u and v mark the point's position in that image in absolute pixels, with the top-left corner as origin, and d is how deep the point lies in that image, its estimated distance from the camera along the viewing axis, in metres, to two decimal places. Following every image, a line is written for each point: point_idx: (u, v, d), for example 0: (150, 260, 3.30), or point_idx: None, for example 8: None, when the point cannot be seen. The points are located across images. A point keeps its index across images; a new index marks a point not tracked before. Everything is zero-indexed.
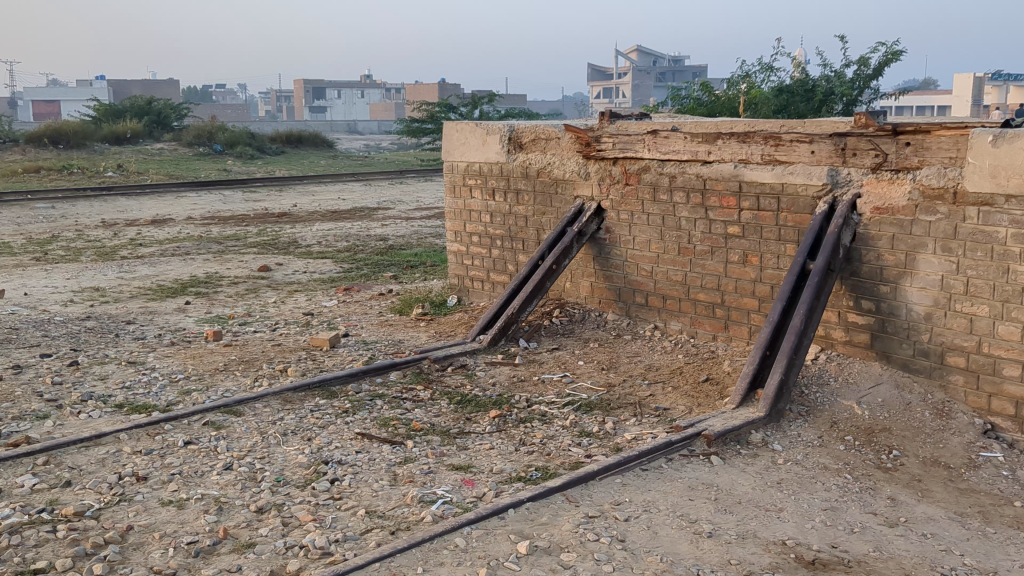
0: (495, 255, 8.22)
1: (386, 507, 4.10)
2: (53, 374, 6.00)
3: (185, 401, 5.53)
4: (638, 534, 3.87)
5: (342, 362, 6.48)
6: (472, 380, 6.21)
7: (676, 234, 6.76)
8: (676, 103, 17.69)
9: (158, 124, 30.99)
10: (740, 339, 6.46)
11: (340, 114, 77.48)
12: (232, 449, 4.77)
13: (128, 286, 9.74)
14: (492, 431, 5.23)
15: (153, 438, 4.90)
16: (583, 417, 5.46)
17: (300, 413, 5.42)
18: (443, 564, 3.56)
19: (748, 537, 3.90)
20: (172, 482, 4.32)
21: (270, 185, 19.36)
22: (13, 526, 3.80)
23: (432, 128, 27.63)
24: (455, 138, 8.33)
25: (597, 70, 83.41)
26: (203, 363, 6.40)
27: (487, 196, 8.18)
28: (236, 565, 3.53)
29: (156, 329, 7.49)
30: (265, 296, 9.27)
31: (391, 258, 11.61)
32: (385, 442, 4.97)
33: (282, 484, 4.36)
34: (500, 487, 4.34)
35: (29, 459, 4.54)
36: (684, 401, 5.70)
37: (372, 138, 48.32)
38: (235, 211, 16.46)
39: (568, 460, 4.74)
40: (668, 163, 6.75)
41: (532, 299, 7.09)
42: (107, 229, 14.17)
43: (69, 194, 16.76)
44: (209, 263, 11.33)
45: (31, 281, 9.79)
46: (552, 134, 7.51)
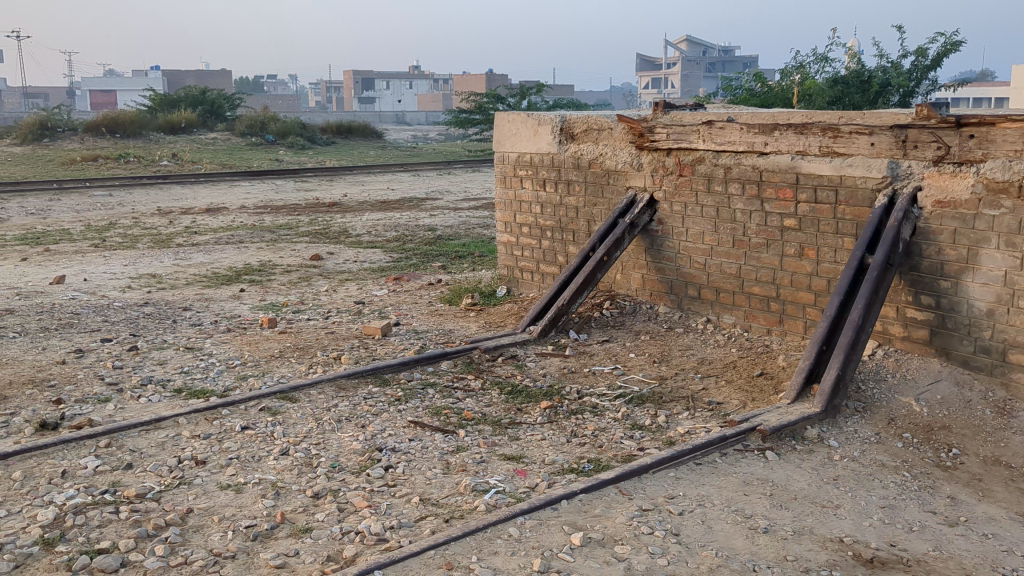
0: (545, 246, 8.21)
1: (440, 495, 4.12)
2: (113, 358, 6.12)
3: (241, 387, 5.60)
4: (693, 529, 3.84)
5: (394, 351, 6.52)
6: (522, 371, 6.21)
7: (730, 227, 6.69)
8: (728, 93, 17.52)
9: (211, 114, 31.50)
10: (795, 333, 6.37)
11: (388, 105, 77.94)
12: (288, 435, 4.83)
13: (184, 273, 9.91)
14: (543, 422, 5.23)
15: (211, 422, 4.97)
16: (635, 409, 5.43)
17: (354, 400, 5.47)
18: (497, 553, 3.56)
19: (804, 534, 3.85)
20: (230, 467, 4.39)
21: (321, 175, 19.54)
22: (77, 506, 3.89)
23: (480, 118, 27.66)
24: (506, 129, 8.33)
25: (645, 61, 82.81)
26: (259, 350, 6.49)
27: (538, 186, 8.16)
28: (294, 550, 3.56)
29: (212, 315, 7.61)
30: (317, 284, 9.36)
31: (440, 248, 11.68)
32: (438, 431, 4.99)
33: (338, 470, 4.40)
34: (553, 478, 4.34)
35: (92, 442, 4.63)
36: (738, 395, 5.64)
37: (421, 129, 48.64)
38: (288, 200, 16.63)
39: (620, 452, 4.73)
40: (723, 154, 6.67)
41: (583, 291, 7.07)
42: (163, 218, 14.42)
43: (126, 182, 17.09)
44: (262, 251, 11.47)
45: (91, 267, 10.01)
46: (604, 124, 7.46)
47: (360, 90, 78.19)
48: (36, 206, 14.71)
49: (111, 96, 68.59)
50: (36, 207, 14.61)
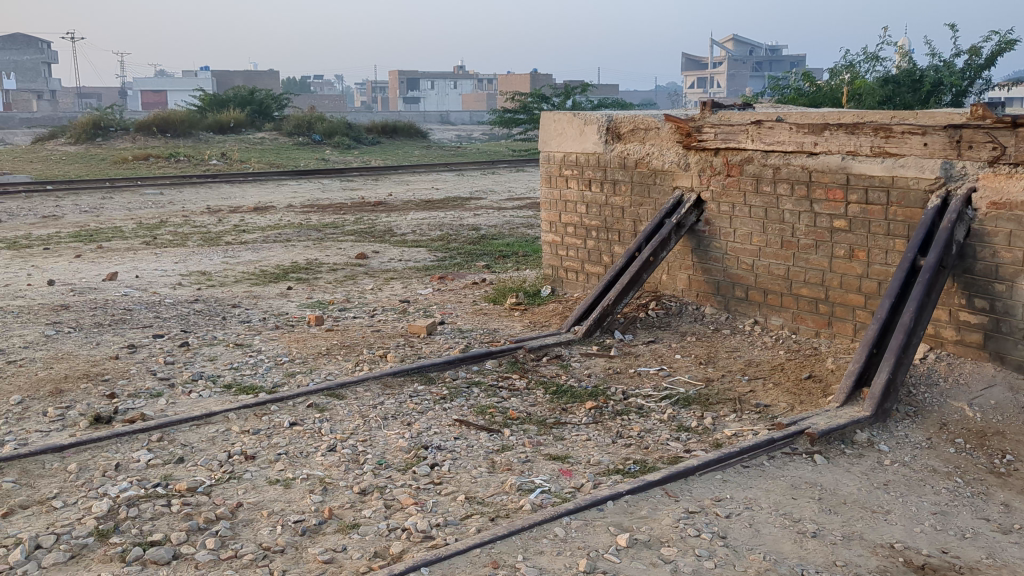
0: (590, 246, 8.19)
1: (485, 494, 4.13)
2: (165, 353, 6.23)
3: (289, 383, 5.67)
4: (740, 532, 3.81)
5: (439, 350, 6.55)
6: (567, 371, 6.20)
7: (779, 228, 6.62)
8: (776, 92, 17.36)
9: (259, 114, 31.92)
10: (844, 335, 6.28)
11: (433, 105, 78.31)
12: (335, 432, 4.88)
13: (233, 270, 10.05)
14: (589, 422, 5.22)
15: (260, 418, 5.04)
16: (681, 411, 5.40)
17: (400, 397, 5.51)
18: (542, 552, 3.56)
19: (854, 539, 3.80)
20: (278, 462, 4.44)
21: (367, 174, 19.70)
22: (131, 499, 3.96)
23: (525, 118, 27.68)
24: (552, 128, 8.33)
25: (691, 60, 82.23)
26: (307, 347, 6.56)
27: (583, 186, 8.14)
28: (341, 546, 3.60)
29: (260, 312, 7.71)
30: (363, 282, 9.44)
31: (484, 247, 11.72)
32: (483, 430, 5.01)
33: (384, 467, 4.44)
34: (599, 478, 4.32)
35: (144, 436, 4.71)
36: (786, 397, 5.58)
37: (466, 129, 48.82)
38: (334, 199, 16.80)
39: (666, 454, 4.69)
40: (772, 154, 6.59)
41: (629, 291, 7.04)
42: (213, 215, 14.64)
43: (177, 181, 17.37)
44: (309, 249, 11.60)
45: (143, 264, 10.19)
46: (651, 124, 7.42)
47: (405, 90, 78.70)
48: (89, 204, 15.00)
49: (162, 96, 69.75)
50: (90, 206, 14.90)
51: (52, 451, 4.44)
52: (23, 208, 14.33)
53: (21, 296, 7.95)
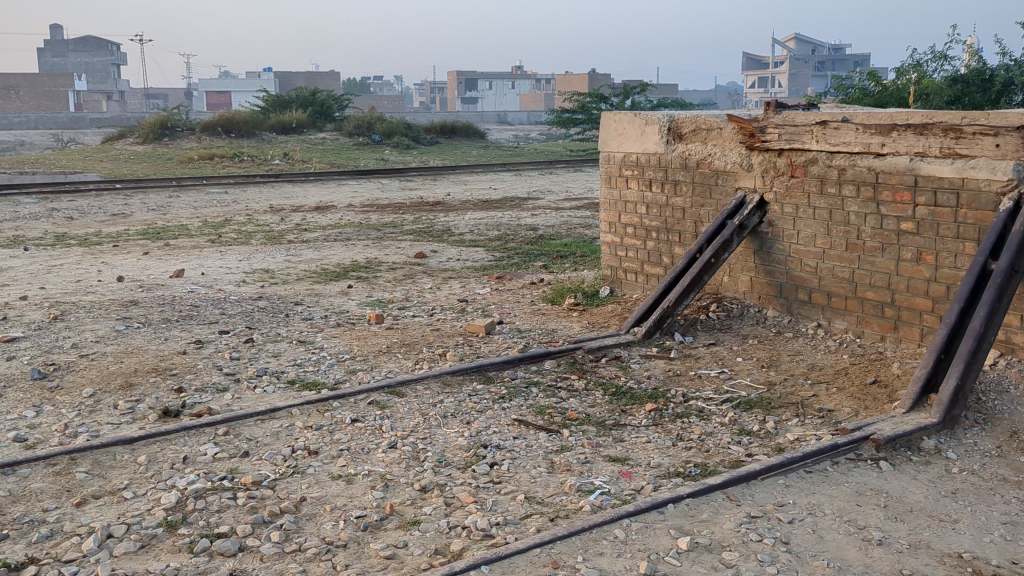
0: (650, 246, 8.14)
1: (545, 494, 4.13)
2: (230, 349, 6.36)
3: (351, 380, 5.75)
4: (803, 537, 3.76)
5: (498, 349, 6.57)
6: (627, 372, 6.18)
7: (844, 230, 6.50)
8: (841, 92, 17.10)
9: (321, 114, 32.36)
10: (910, 340, 6.15)
11: (491, 105, 78.57)
12: (396, 429, 4.93)
13: (295, 268, 10.20)
14: (649, 424, 5.19)
15: (322, 414, 5.11)
16: (743, 414, 5.35)
17: (459, 396, 5.54)
18: (602, 554, 3.55)
19: (920, 548, 3.72)
20: (341, 458, 4.50)
21: (425, 174, 19.85)
22: (198, 491, 4.05)
23: (583, 118, 27.62)
24: (613, 128, 8.32)
25: (752, 59, 81.24)
26: (367, 344, 6.64)
27: (643, 187, 8.10)
28: (403, 542, 3.63)
29: (322, 310, 7.82)
30: (422, 281, 9.51)
31: (541, 247, 11.73)
32: (542, 430, 5.01)
33: (444, 465, 4.47)
34: (659, 481, 4.30)
35: (211, 429, 4.82)
36: (850, 403, 5.49)
37: (523, 129, 48.87)
38: (393, 199, 16.96)
39: (727, 458, 4.65)
40: (838, 155, 6.49)
41: (689, 293, 6.99)
42: (275, 214, 14.88)
43: (241, 180, 17.70)
44: (369, 248, 11.73)
45: (208, 261, 10.40)
46: (714, 124, 7.35)
47: (463, 90, 79.13)
48: (156, 203, 15.35)
49: (227, 97, 71.11)
50: (157, 204, 15.25)
51: (123, 442, 4.56)
52: (93, 206, 14.71)
53: (92, 292, 8.17)
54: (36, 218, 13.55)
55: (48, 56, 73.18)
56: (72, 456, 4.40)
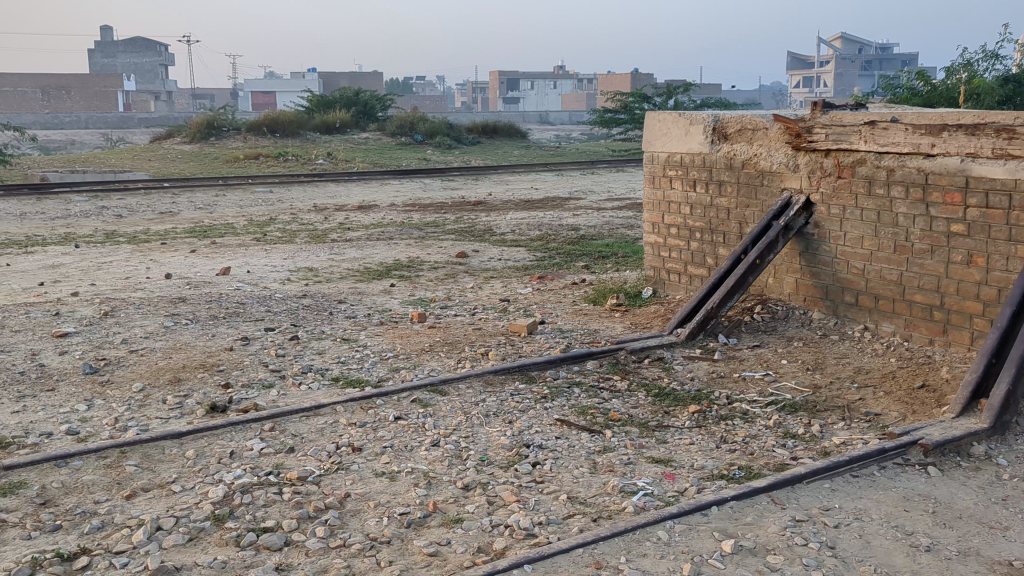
0: (694, 247, 8.09)
1: (588, 494, 4.13)
2: (276, 346, 6.43)
3: (394, 378, 5.79)
4: (850, 542, 3.71)
5: (540, 349, 6.58)
6: (670, 374, 6.15)
7: (893, 231, 6.41)
8: (889, 91, 16.86)
9: (364, 114, 32.60)
10: (960, 344, 6.05)
11: (532, 105, 78.59)
12: (438, 427, 4.95)
13: (338, 267, 10.29)
14: (692, 426, 5.16)
15: (366, 411, 5.15)
16: (788, 417, 5.29)
17: (501, 395, 5.55)
18: (646, 555, 3.54)
19: (970, 555, 3.65)
20: (384, 455, 4.53)
21: (467, 174, 19.91)
22: (245, 486, 4.10)
23: (626, 118, 27.51)
24: (657, 129, 8.30)
25: (797, 59, 80.36)
26: (410, 343, 6.68)
27: (687, 187, 8.06)
28: (446, 540, 3.65)
29: (365, 308, 7.88)
30: (464, 281, 9.54)
31: (582, 247, 11.71)
32: (584, 430, 5.00)
33: (487, 463, 4.48)
34: (702, 483, 4.27)
35: (257, 425, 4.88)
36: (897, 407, 5.41)
37: (565, 129, 48.81)
38: (435, 199, 17.03)
39: (772, 461, 4.61)
40: (886, 156, 6.39)
41: (733, 294, 6.93)
42: (319, 213, 15.02)
43: (285, 180, 17.89)
44: (411, 248, 11.80)
45: (253, 260, 10.52)
46: (759, 124, 7.28)
47: (505, 90, 79.22)
48: (203, 201, 15.57)
49: (272, 97, 71.93)
50: (203, 203, 15.47)
51: (171, 436, 4.63)
52: (142, 204, 14.95)
53: (142, 289, 8.30)
54: (87, 216, 13.80)
55: (99, 57, 74.63)
56: (122, 450, 4.48)
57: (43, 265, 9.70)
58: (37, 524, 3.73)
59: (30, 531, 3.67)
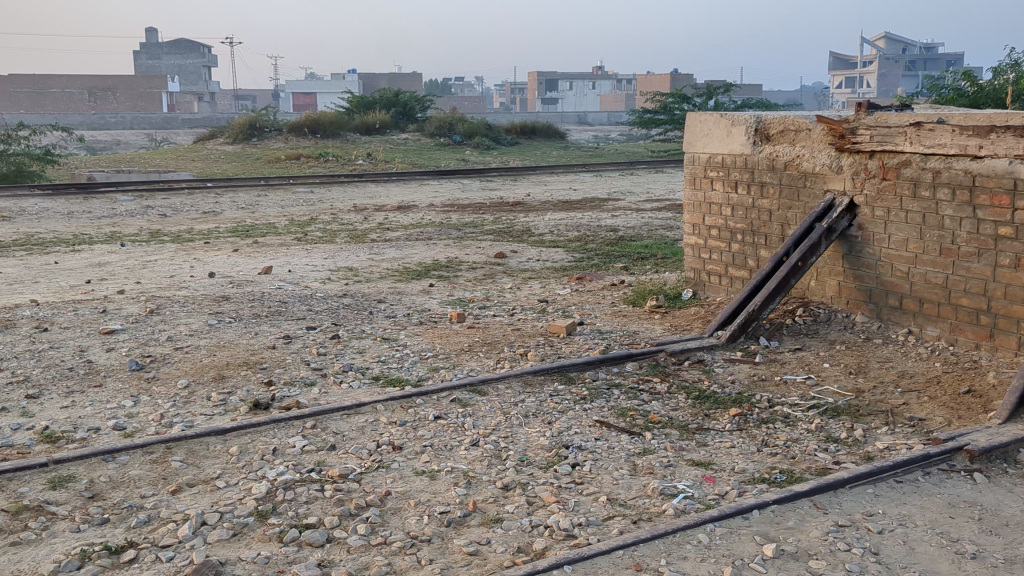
0: (735, 249, 8.03)
1: (627, 497, 4.12)
2: (317, 345, 6.49)
3: (434, 377, 5.82)
4: (894, 548, 3.67)
5: (579, 350, 6.57)
6: (710, 376, 6.11)
7: (938, 234, 6.31)
8: (934, 91, 16.63)
9: (404, 115, 32.79)
10: (1007, 349, 5.94)
11: (571, 106, 78.50)
12: (478, 427, 4.97)
13: (377, 267, 10.36)
14: (733, 429, 5.12)
15: (406, 411, 5.19)
16: (830, 421, 5.24)
17: (540, 396, 5.56)
18: (686, 558, 3.53)
19: (1017, 563, 3.59)
20: (424, 454, 4.56)
21: (506, 175, 19.94)
22: (287, 482, 4.15)
23: (665, 118, 27.38)
24: (698, 129, 8.27)
25: (839, 59, 79.44)
26: (449, 343, 6.71)
27: (729, 188, 8.01)
28: (486, 539, 3.66)
29: (405, 308, 7.93)
30: (502, 281, 9.57)
31: (621, 248, 11.68)
32: (624, 432, 4.99)
33: (526, 464, 4.49)
34: (743, 487, 4.25)
35: (299, 422, 4.93)
36: (942, 412, 5.33)
37: (603, 129, 48.68)
38: (473, 199, 17.08)
39: (814, 465, 4.57)
40: (932, 157, 6.30)
41: (775, 297, 6.88)
42: (359, 214, 15.13)
43: (326, 180, 18.05)
44: (450, 248, 11.85)
45: (294, 259, 10.63)
46: (802, 125, 7.22)
47: (544, 91, 79.19)
48: (245, 201, 15.76)
49: (312, 99, 72.57)
50: (246, 203, 15.66)
51: (216, 433, 4.70)
52: (186, 204, 15.17)
53: (186, 287, 8.43)
54: (132, 215, 14.04)
55: (144, 59, 75.79)
56: (167, 445, 4.56)
57: (90, 263, 9.88)
58: (85, 517, 3.80)
59: (79, 524, 3.74)
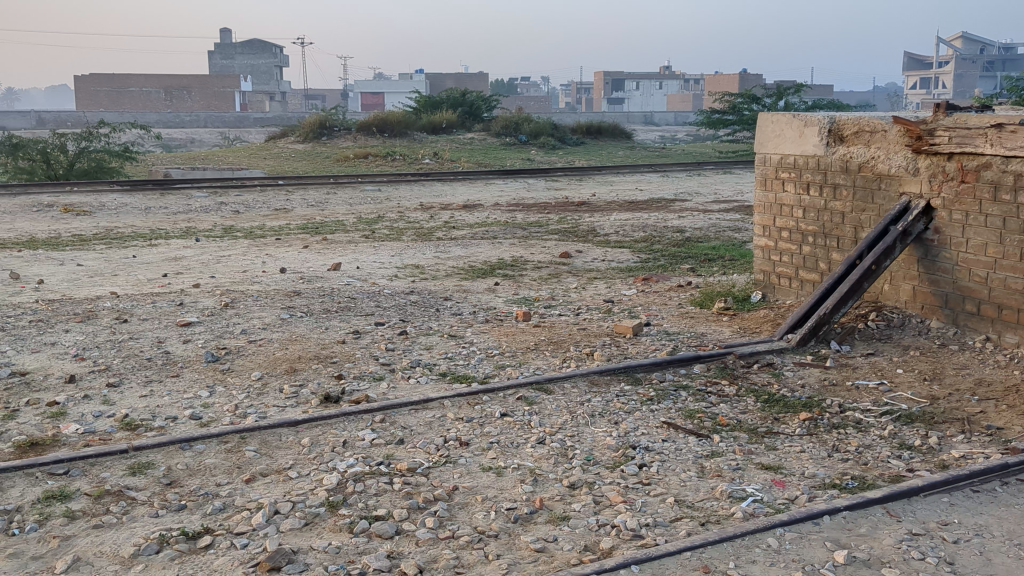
0: (806, 251, 7.92)
1: (695, 499, 4.09)
2: (386, 340, 6.58)
3: (500, 375, 5.86)
4: (969, 558, 3.58)
5: (646, 351, 6.55)
6: (780, 380, 6.04)
7: (1019, 238, 6.13)
8: (1016, 92, 16.14)
9: (470, 115, 32.99)
10: None
11: (637, 106, 78.05)
12: (544, 425, 4.99)
13: (444, 265, 10.46)
14: (803, 434, 5.05)
15: (473, 407, 5.23)
16: (904, 428, 5.13)
17: (607, 396, 5.55)
18: (755, 562, 3.49)
19: None
20: (491, 450, 4.60)
21: (571, 175, 19.92)
22: (357, 474, 4.22)
23: (734, 119, 27.04)
24: (770, 130, 8.19)
25: (915, 59, 77.59)
26: (516, 341, 6.74)
27: (800, 190, 7.90)
28: (553, 536, 3.68)
29: (471, 306, 7.99)
30: (568, 281, 9.57)
31: (688, 250, 11.59)
32: (691, 434, 4.96)
33: (593, 463, 4.49)
34: (814, 491, 4.19)
35: (368, 416, 5.01)
36: (1021, 422, 5.17)
37: (670, 130, 48.30)
38: (539, 199, 17.10)
39: (887, 472, 4.48)
40: (1013, 161, 6.11)
41: (848, 301, 6.75)
42: (425, 212, 15.27)
43: (393, 178, 18.26)
44: (515, 247, 11.90)
45: (362, 256, 10.79)
46: (878, 126, 7.08)
47: (610, 91, 78.91)
48: (315, 199, 16.03)
49: (380, 98, 73.46)
50: (315, 200, 15.93)
51: (288, 424, 4.79)
52: (258, 200, 15.48)
53: (258, 281, 8.60)
54: (207, 211, 14.38)
55: (217, 58, 77.42)
56: (242, 435, 4.66)
57: (167, 257, 10.15)
58: (164, 502, 3.92)
59: (158, 509, 3.86)
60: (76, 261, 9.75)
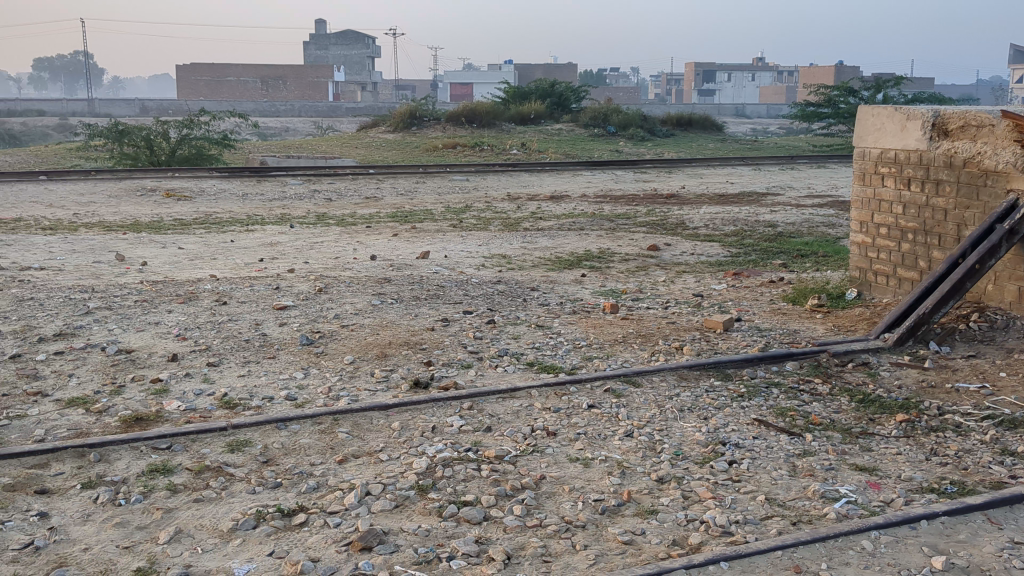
0: (905, 249, 7.69)
1: (786, 497, 4.02)
2: (474, 329, 6.64)
3: (588, 366, 5.85)
4: None
5: (736, 346, 6.46)
6: (875, 380, 5.88)
7: None
8: None
9: (559, 106, 32.95)
10: None
11: (728, 98, 76.78)
12: (632, 418, 4.97)
13: (530, 255, 10.48)
14: (899, 436, 4.92)
15: (560, 397, 5.24)
16: (1006, 433, 4.95)
17: (696, 391, 5.49)
18: (849, 564, 3.43)
19: None
20: (578, 441, 4.60)
21: (660, 167, 19.71)
22: (446, 459, 4.27)
23: (829, 111, 26.34)
24: (871, 124, 7.99)
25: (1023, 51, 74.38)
26: (603, 333, 6.72)
27: (901, 185, 7.67)
28: (641, 529, 3.67)
29: (558, 296, 7.99)
30: (656, 274, 9.49)
31: (780, 245, 11.36)
32: (783, 432, 4.87)
33: (681, 458, 4.45)
34: (910, 495, 4.08)
35: (457, 403, 5.06)
36: None
37: (762, 123, 47.37)
38: (626, 190, 16.99)
39: (988, 478, 4.33)
40: None
41: (948, 300, 6.56)
42: (513, 203, 15.32)
43: (482, 168, 18.37)
44: (603, 239, 11.85)
45: (450, 245, 10.89)
46: (984, 120, 6.81)
47: (701, 82, 77.79)
48: (405, 187, 16.25)
49: (468, 89, 73.89)
50: (405, 189, 16.14)
51: (379, 408, 4.88)
52: (349, 188, 15.76)
53: (350, 268, 8.77)
54: (300, 198, 14.71)
55: (312, 49, 78.95)
56: (335, 417, 4.77)
57: (262, 242, 10.43)
58: (260, 479, 4.04)
59: (255, 486, 3.98)
60: (177, 244, 10.09)
